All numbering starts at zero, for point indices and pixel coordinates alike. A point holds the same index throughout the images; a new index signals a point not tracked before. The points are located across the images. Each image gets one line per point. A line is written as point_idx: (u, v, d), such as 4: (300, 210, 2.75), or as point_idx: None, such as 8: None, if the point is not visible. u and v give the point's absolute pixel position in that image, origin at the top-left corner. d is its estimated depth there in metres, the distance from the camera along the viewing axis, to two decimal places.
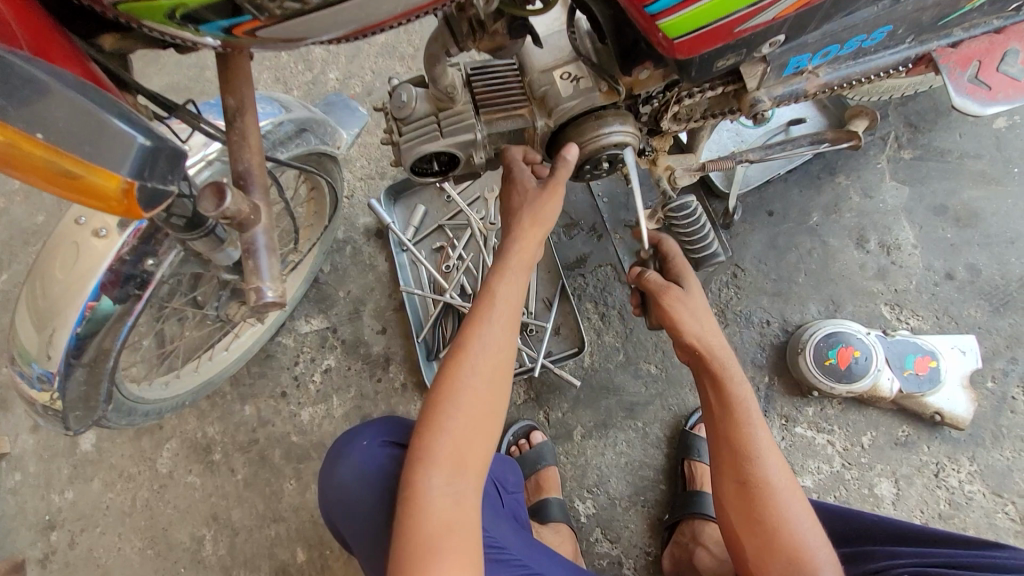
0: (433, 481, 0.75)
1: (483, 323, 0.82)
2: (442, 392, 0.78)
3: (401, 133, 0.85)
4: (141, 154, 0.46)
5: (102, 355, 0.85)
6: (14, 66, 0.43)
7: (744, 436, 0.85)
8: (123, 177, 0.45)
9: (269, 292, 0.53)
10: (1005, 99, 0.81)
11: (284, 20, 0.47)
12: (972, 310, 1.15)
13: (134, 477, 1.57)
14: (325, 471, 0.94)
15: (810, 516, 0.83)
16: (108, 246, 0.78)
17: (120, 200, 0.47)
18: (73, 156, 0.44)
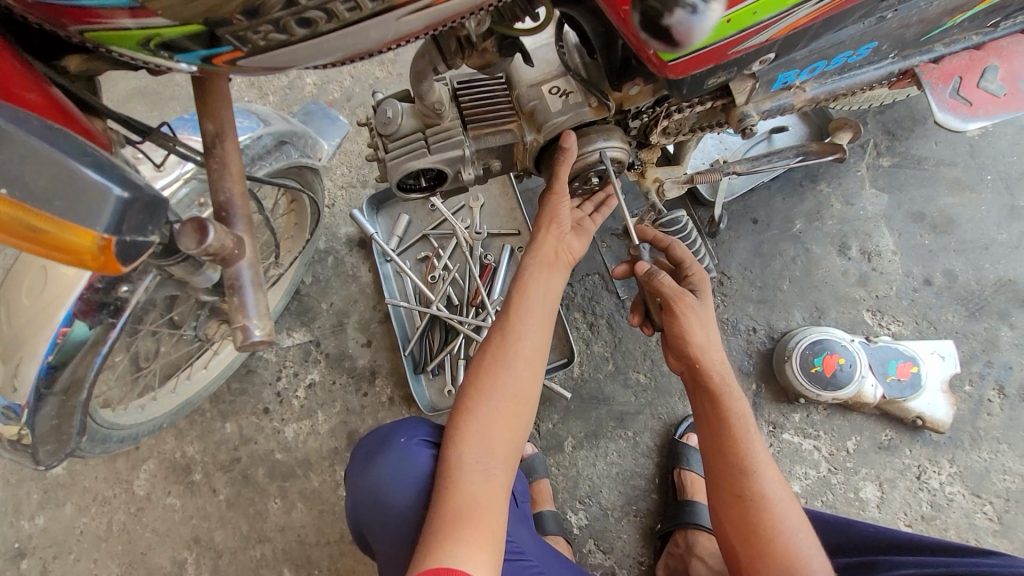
0: (469, 460, 0.76)
1: (521, 311, 0.82)
2: (484, 374, 0.79)
3: (387, 150, 0.82)
4: (117, 207, 0.43)
5: (74, 385, 0.81)
6: None
7: (740, 449, 0.86)
8: (97, 233, 0.43)
9: (257, 331, 0.50)
10: (984, 115, 0.83)
11: (269, 50, 0.45)
12: (950, 315, 1.17)
13: (109, 500, 1.51)
14: (359, 469, 0.91)
15: (806, 528, 0.84)
16: (79, 274, 0.74)
17: (95, 255, 0.44)
18: (43, 213, 0.42)
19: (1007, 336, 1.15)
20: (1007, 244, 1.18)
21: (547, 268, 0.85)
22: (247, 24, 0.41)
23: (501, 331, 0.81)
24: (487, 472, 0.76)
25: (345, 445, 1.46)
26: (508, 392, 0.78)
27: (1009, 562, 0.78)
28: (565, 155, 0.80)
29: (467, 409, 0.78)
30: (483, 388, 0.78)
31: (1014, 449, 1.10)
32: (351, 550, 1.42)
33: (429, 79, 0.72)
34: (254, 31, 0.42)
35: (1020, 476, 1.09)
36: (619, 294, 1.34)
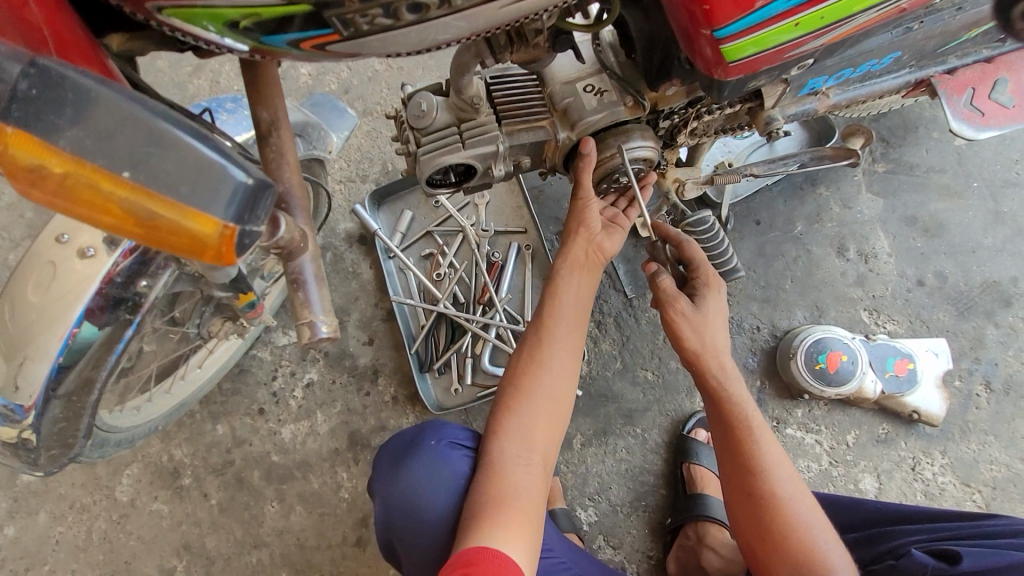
0: (509, 453, 0.84)
1: (552, 318, 0.88)
2: (520, 381, 0.86)
3: (419, 144, 0.81)
4: (243, 193, 0.39)
5: (83, 387, 0.76)
6: (93, 92, 0.37)
7: (749, 447, 0.86)
8: (220, 221, 0.39)
9: (323, 328, 0.50)
10: (995, 125, 0.87)
11: (368, 35, 0.45)
12: (941, 314, 1.23)
13: (89, 508, 1.42)
14: (384, 477, 0.94)
15: (825, 526, 0.83)
16: (93, 267, 0.70)
17: (215, 247, 0.40)
18: (166, 198, 0.37)
19: (992, 334, 1.21)
20: (992, 247, 1.25)
21: (578, 271, 0.90)
22: (360, 6, 0.42)
23: (533, 339, 0.88)
24: (527, 465, 0.84)
25: (347, 446, 1.42)
26: (545, 393, 0.85)
27: (1010, 521, 0.83)
28: (585, 160, 0.82)
29: (508, 407, 0.85)
30: (522, 389, 0.85)
31: (1000, 441, 1.17)
32: (353, 553, 1.38)
33: (470, 72, 0.72)
34: (362, 14, 0.43)
35: (1006, 466, 1.16)
36: (626, 293, 1.35)
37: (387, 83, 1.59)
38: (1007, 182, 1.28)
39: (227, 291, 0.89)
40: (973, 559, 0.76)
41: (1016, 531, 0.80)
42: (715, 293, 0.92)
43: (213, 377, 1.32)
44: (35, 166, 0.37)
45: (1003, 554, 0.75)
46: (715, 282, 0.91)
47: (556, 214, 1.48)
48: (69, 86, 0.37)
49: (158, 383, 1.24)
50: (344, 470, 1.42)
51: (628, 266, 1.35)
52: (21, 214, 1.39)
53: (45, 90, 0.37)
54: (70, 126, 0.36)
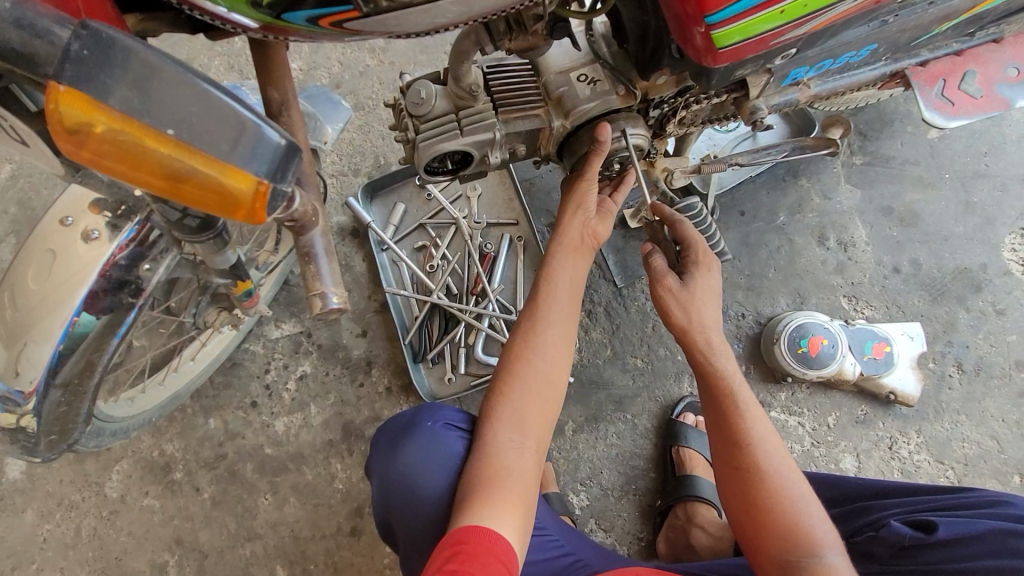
0: (503, 437, 0.86)
1: (546, 302, 0.90)
2: (514, 363, 0.88)
3: (418, 131, 0.83)
4: (277, 153, 0.42)
5: (85, 372, 0.77)
6: (136, 52, 0.38)
7: (735, 423, 0.90)
8: (255, 177, 0.42)
9: (334, 299, 0.53)
10: (965, 114, 0.92)
11: (384, 13, 0.47)
12: (916, 299, 1.29)
13: (77, 505, 1.41)
14: (382, 457, 0.95)
15: (810, 501, 0.86)
16: (96, 252, 0.71)
17: (248, 204, 0.43)
18: (207, 155, 0.40)
19: (964, 318, 1.27)
20: (963, 236, 1.31)
21: (572, 255, 0.92)
22: None
23: (527, 322, 0.90)
24: (520, 448, 0.86)
25: (340, 437, 1.43)
26: (538, 377, 0.87)
27: (983, 493, 0.87)
28: (600, 148, 0.84)
29: (502, 391, 0.88)
30: (515, 373, 0.88)
31: (972, 419, 1.22)
32: (348, 543, 1.39)
33: (469, 60, 0.75)
34: None
35: (977, 443, 1.21)
36: (615, 283, 1.38)
37: (379, 77, 1.60)
38: (977, 174, 1.34)
39: (225, 278, 0.89)
40: (949, 527, 0.80)
41: (991, 501, 0.84)
42: (705, 271, 0.94)
43: (206, 369, 1.32)
44: (82, 123, 0.38)
45: (977, 522, 0.79)
46: (707, 261, 0.94)
47: (546, 206, 1.51)
48: (117, 47, 0.38)
49: (151, 375, 1.24)
50: (337, 461, 1.42)
51: (618, 256, 1.38)
52: (6, 209, 1.36)
53: (94, 50, 0.38)
54: (117, 85, 0.38)
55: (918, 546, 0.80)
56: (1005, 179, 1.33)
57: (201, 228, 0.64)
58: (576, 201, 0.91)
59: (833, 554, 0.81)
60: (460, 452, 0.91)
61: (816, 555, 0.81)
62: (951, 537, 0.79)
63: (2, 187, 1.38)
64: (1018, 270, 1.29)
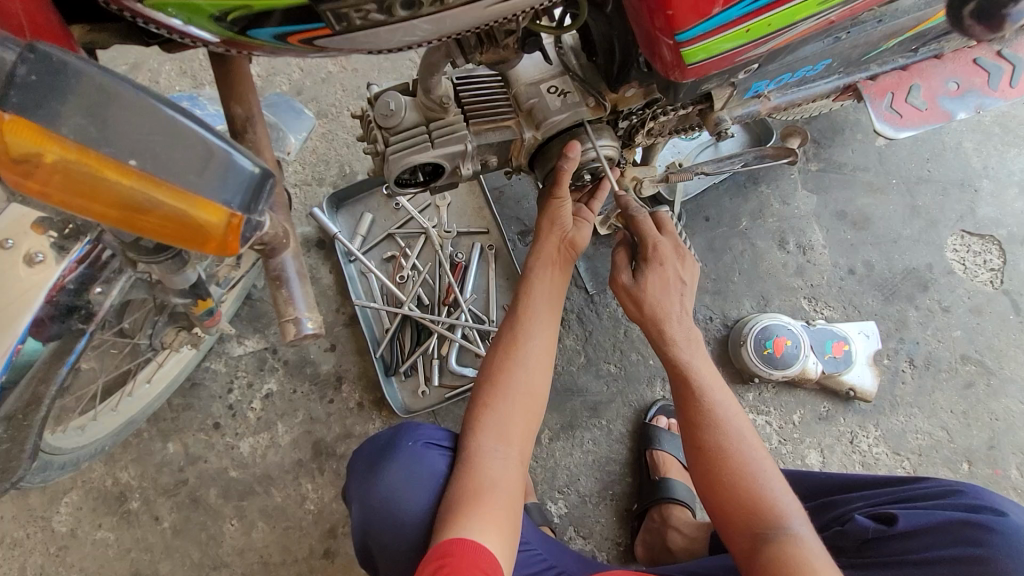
0: (487, 447, 0.85)
1: (528, 313, 0.90)
2: (497, 374, 0.88)
3: (388, 143, 0.81)
4: (250, 183, 0.41)
5: (32, 402, 0.73)
6: (93, 78, 0.37)
7: (697, 404, 0.81)
8: (229, 209, 0.41)
9: (308, 324, 0.53)
10: (912, 126, 0.97)
11: (356, 32, 0.46)
12: (870, 299, 1.35)
13: (22, 542, 1.32)
14: (361, 480, 0.93)
15: (776, 471, 0.78)
16: (43, 273, 0.65)
17: (222, 236, 0.42)
18: (174, 188, 0.39)
19: (914, 315, 1.34)
20: (910, 238, 1.38)
21: (549, 266, 0.93)
22: (354, 2, 0.43)
23: (508, 333, 0.90)
24: (504, 459, 0.85)
25: (310, 456, 1.38)
26: (521, 383, 0.87)
27: (940, 482, 0.90)
28: (569, 162, 0.84)
29: (484, 402, 0.87)
30: (497, 382, 0.87)
31: (924, 412, 1.28)
32: (321, 566, 1.33)
33: (439, 72, 0.74)
34: (355, 10, 0.43)
35: (929, 434, 1.27)
36: (587, 290, 1.40)
37: (341, 84, 1.56)
38: (920, 179, 1.42)
39: (185, 298, 0.85)
40: (908, 519, 0.84)
41: (946, 491, 0.88)
42: (659, 266, 0.81)
43: (166, 389, 1.24)
44: (31, 154, 0.37)
45: (931, 513, 0.83)
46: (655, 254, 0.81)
47: (517, 214, 1.51)
48: (68, 71, 0.37)
49: (103, 401, 1.17)
50: (308, 481, 1.37)
51: (588, 263, 1.40)
52: None
53: (44, 75, 0.37)
54: (73, 113, 0.37)
55: (881, 539, 0.84)
56: (946, 184, 1.41)
57: (159, 247, 0.64)
58: (554, 217, 0.92)
59: (796, 526, 0.73)
60: (441, 472, 0.90)
61: (778, 530, 0.73)
62: (910, 530, 0.82)
63: None
64: (960, 269, 1.36)
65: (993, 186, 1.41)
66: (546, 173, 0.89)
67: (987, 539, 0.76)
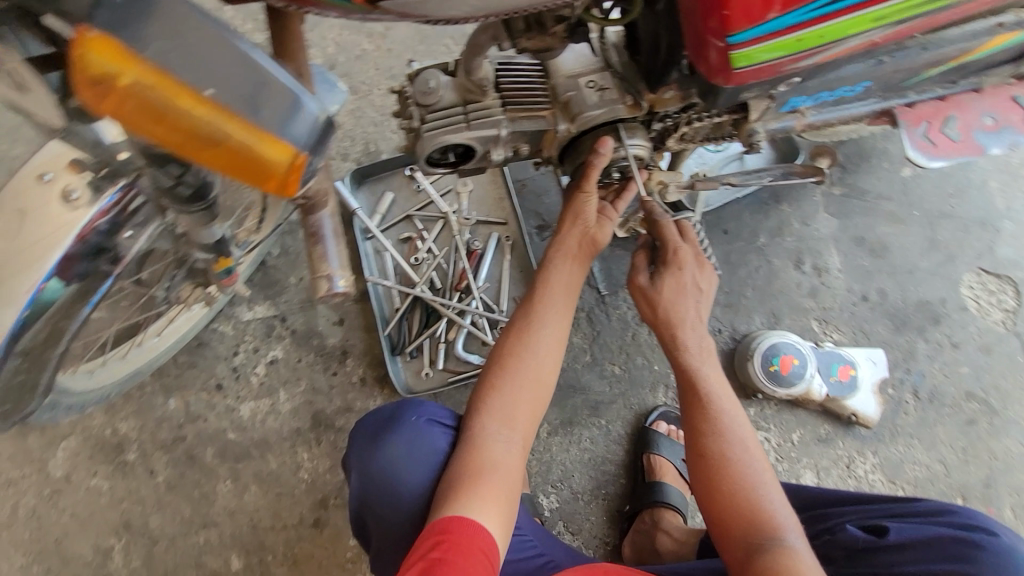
0: (490, 430, 0.85)
1: (543, 304, 0.91)
2: (506, 360, 0.88)
3: (423, 121, 0.82)
4: (317, 128, 0.44)
5: (52, 338, 0.74)
6: (182, 13, 0.40)
7: (703, 409, 0.80)
8: (296, 149, 0.43)
9: (339, 281, 0.54)
10: (946, 156, 0.93)
11: None
12: (880, 327, 1.35)
13: (16, 482, 1.34)
14: (363, 449, 0.94)
15: (776, 483, 0.76)
16: (73, 215, 0.66)
17: (283, 175, 0.44)
18: (249, 123, 0.41)
19: (922, 348, 1.33)
20: (927, 270, 1.38)
21: (570, 258, 0.93)
22: None
23: (521, 321, 0.90)
24: (507, 443, 0.85)
25: (309, 425, 1.39)
26: (531, 370, 0.88)
27: (931, 500, 0.91)
28: (599, 159, 0.85)
29: (492, 386, 0.87)
30: (507, 367, 0.88)
31: (923, 444, 1.28)
32: (308, 535, 1.34)
33: (483, 54, 0.74)
34: None
35: (927, 466, 1.27)
36: (599, 289, 1.40)
37: (375, 63, 1.57)
38: (942, 214, 1.42)
39: (207, 253, 0.86)
40: (899, 532, 0.84)
41: (938, 509, 0.88)
42: (678, 270, 0.82)
43: (173, 345, 1.27)
44: (108, 73, 0.38)
45: (924, 528, 0.84)
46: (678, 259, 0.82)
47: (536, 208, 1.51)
48: (158, 4, 0.40)
49: (113, 348, 1.18)
50: (304, 450, 1.38)
51: (603, 264, 1.41)
52: None
53: (134, 5, 0.39)
54: (159, 42, 0.39)
55: (871, 549, 0.84)
56: (967, 221, 1.41)
57: (193, 199, 0.64)
58: (578, 211, 0.92)
59: (792, 538, 0.71)
60: (443, 450, 0.91)
61: (773, 540, 0.70)
62: (901, 542, 0.83)
63: None
64: (974, 307, 1.36)
65: (1015, 228, 1.41)
66: (575, 167, 0.90)
67: (975, 556, 0.78)
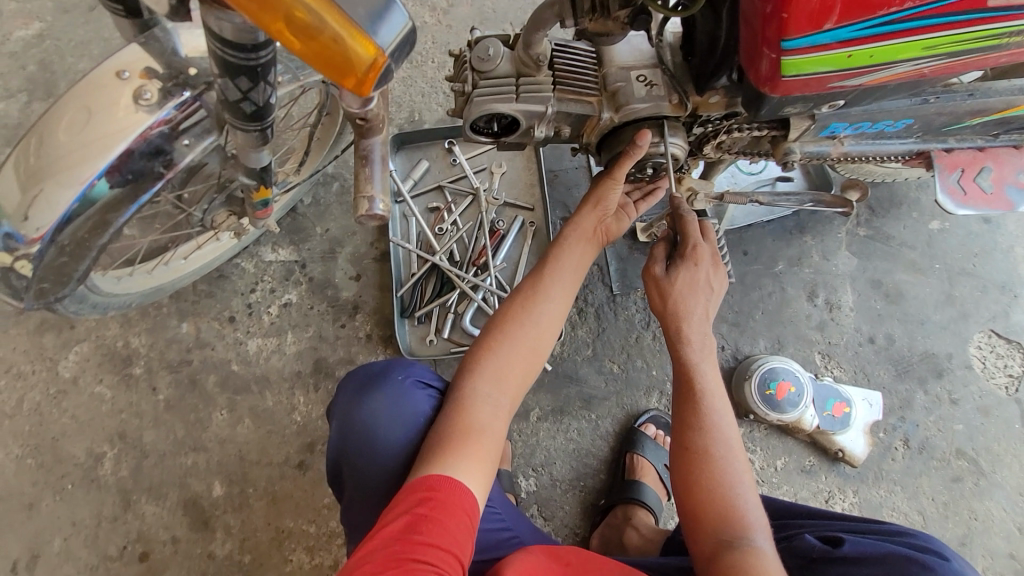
0: (481, 392, 0.87)
1: (548, 285, 0.93)
2: (505, 328, 0.91)
3: (476, 86, 0.85)
4: (402, 33, 0.49)
5: (100, 228, 0.77)
6: None
7: (694, 404, 0.82)
8: (381, 49, 0.48)
9: (378, 205, 0.58)
10: (975, 206, 0.99)
11: None
12: (881, 371, 1.36)
13: (26, 376, 1.39)
14: (348, 401, 0.97)
15: (752, 484, 0.78)
16: (139, 117, 0.71)
17: (364, 72, 0.49)
18: (345, 17, 0.46)
19: (920, 398, 1.34)
20: (938, 323, 1.38)
21: (580, 247, 0.96)
22: None
23: (524, 295, 0.93)
24: (495, 406, 0.87)
25: (310, 371, 1.43)
26: (528, 341, 0.91)
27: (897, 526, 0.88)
28: (636, 151, 0.87)
29: (488, 350, 0.90)
30: (506, 335, 0.90)
31: (905, 492, 1.29)
32: (291, 476, 1.38)
33: (545, 29, 0.78)
34: None
35: (905, 514, 1.27)
36: (612, 288, 1.43)
37: (433, 37, 1.62)
38: (963, 271, 1.42)
39: (250, 180, 0.89)
40: (854, 546, 0.79)
41: (901, 532, 0.84)
42: (693, 266, 0.84)
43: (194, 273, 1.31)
44: None
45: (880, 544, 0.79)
46: (696, 255, 0.84)
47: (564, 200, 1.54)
48: None
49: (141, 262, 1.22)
50: (301, 393, 1.42)
51: (619, 264, 1.43)
52: (25, 65, 1.52)
53: None
54: None
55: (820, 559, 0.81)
56: (987, 282, 1.41)
57: (252, 117, 0.67)
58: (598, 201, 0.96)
59: (761, 538, 0.73)
60: (425, 413, 0.94)
61: (743, 538, 0.73)
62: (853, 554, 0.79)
63: (29, 44, 1.54)
64: (978, 367, 1.36)
65: None
66: (611, 156, 0.92)
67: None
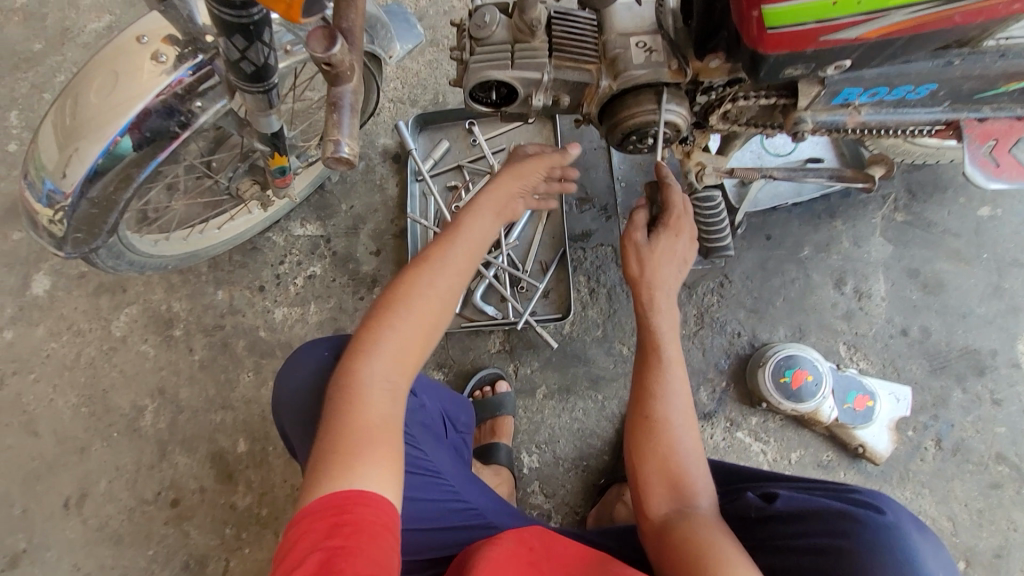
0: (377, 375, 0.71)
1: (446, 250, 0.78)
2: (397, 299, 0.74)
3: (473, 53, 0.87)
4: None
5: (121, 184, 0.84)
6: None
7: (653, 375, 0.82)
8: None
9: (345, 148, 0.63)
10: (1008, 179, 0.90)
11: None
12: (914, 365, 1.27)
13: (83, 333, 1.53)
14: (284, 376, 0.96)
15: (699, 452, 0.80)
16: (154, 79, 0.78)
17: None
18: None
19: (957, 397, 1.24)
20: (982, 317, 1.28)
21: (491, 214, 0.83)
22: None
23: (421, 262, 0.77)
24: (394, 390, 0.72)
25: None
26: (426, 312, 0.75)
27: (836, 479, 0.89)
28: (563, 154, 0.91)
29: (378, 325, 0.73)
30: (397, 305, 0.74)
31: (934, 495, 1.20)
32: None
33: None
34: None
35: (932, 519, 1.19)
36: None
37: None
38: (1015, 262, 1.30)
39: (265, 146, 0.94)
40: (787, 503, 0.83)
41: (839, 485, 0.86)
42: (674, 237, 0.84)
43: (226, 242, 1.41)
44: None
45: (814, 500, 0.82)
46: (677, 225, 0.84)
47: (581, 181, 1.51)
48: None
49: (176, 229, 1.32)
50: None
51: None
52: None
53: None
54: None
55: (760, 517, 0.85)
56: None
57: (253, 78, 0.72)
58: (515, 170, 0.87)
59: (704, 501, 0.77)
60: None
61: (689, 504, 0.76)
62: (787, 510, 0.82)
63: (100, 35, 1.69)
64: None
65: None
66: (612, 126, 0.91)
67: (849, 531, 0.75)
